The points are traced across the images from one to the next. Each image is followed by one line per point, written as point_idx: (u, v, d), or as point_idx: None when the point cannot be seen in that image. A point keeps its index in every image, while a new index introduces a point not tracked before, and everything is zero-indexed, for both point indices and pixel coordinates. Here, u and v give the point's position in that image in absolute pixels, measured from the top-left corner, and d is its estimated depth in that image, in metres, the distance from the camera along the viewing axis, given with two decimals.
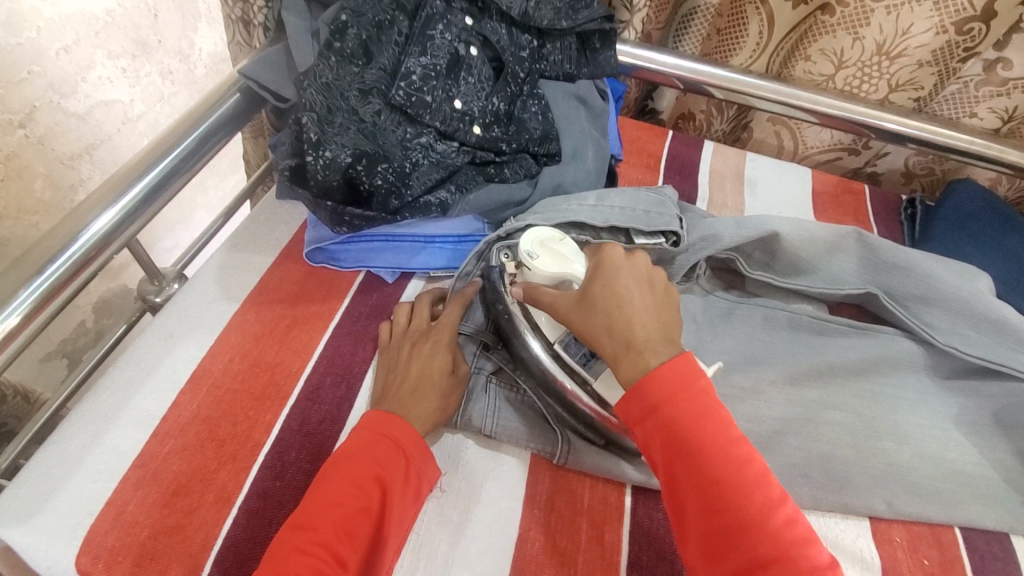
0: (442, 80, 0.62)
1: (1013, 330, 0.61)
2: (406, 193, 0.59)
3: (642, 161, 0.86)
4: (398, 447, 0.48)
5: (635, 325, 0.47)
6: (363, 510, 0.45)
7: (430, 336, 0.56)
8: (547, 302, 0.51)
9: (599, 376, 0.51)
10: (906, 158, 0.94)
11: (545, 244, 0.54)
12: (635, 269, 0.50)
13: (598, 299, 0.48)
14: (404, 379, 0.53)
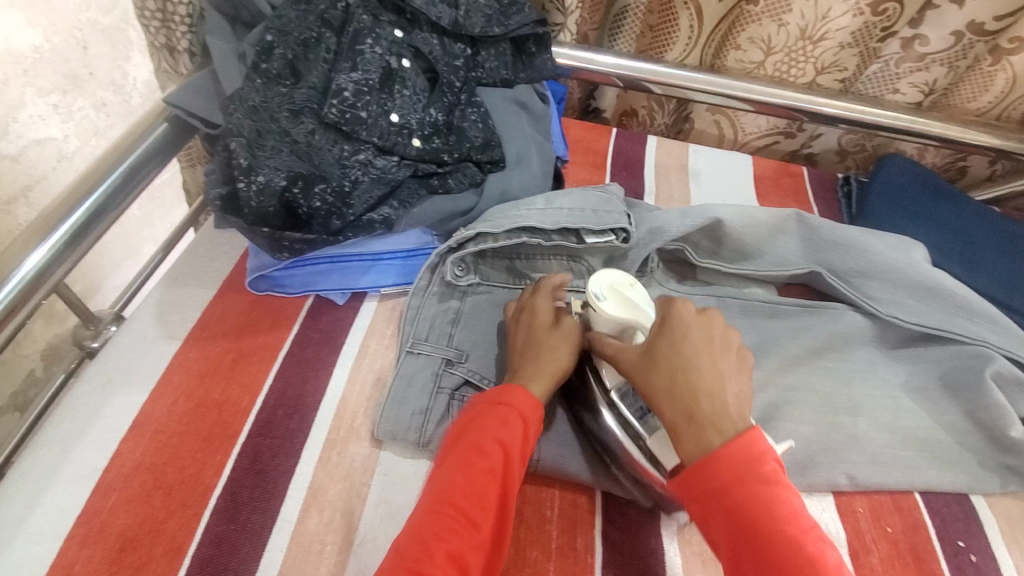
0: (376, 95, 0.61)
1: (947, 295, 0.64)
2: (347, 212, 0.58)
3: (588, 160, 0.87)
4: (517, 413, 0.48)
5: (702, 397, 0.45)
6: (488, 474, 0.45)
7: (532, 307, 0.56)
8: (611, 354, 0.50)
9: (655, 433, 0.48)
10: (840, 138, 0.97)
11: (615, 289, 0.53)
12: (707, 331, 0.50)
13: (664, 358, 0.47)
14: (510, 355, 0.54)
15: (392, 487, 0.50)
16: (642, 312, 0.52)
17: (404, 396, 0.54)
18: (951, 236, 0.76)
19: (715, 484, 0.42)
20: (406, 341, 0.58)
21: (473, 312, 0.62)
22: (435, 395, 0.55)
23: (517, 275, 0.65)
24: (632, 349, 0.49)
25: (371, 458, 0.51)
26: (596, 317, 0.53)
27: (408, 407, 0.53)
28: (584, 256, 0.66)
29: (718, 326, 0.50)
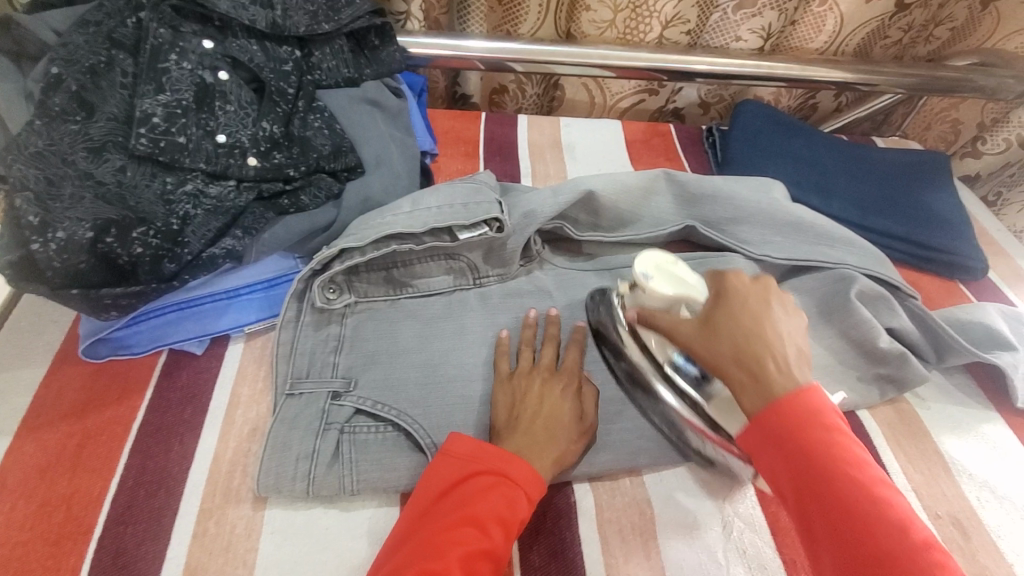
0: (193, 116, 0.55)
1: (806, 227, 0.67)
2: (182, 251, 0.51)
3: (460, 150, 0.84)
4: (520, 487, 0.45)
5: (766, 357, 0.43)
6: (483, 551, 0.40)
7: (560, 377, 0.54)
8: (664, 326, 0.50)
9: (712, 399, 0.50)
10: (699, 91, 1.00)
11: (662, 267, 0.53)
12: (763, 296, 0.47)
13: (728, 330, 0.45)
14: (534, 416, 0.50)
15: (283, 546, 0.45)
16: (690, 286, 0.51)
17: (286, 442, 0.49)
18: (805, 169, 0.81)
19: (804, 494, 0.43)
20: (285, 382, 0.53)
21: (356, 334, 0.58)
22: (321, 435, 0.50)
23: (396, 285, 0.61)
24: (690, 321, 0.48)
25: (255, 519, 0.46)
26: (643, 296, 0.54)
27: (292, 454, 0.48)
28: (462, 253, 0.63)
29: (776, 291, 0.48)
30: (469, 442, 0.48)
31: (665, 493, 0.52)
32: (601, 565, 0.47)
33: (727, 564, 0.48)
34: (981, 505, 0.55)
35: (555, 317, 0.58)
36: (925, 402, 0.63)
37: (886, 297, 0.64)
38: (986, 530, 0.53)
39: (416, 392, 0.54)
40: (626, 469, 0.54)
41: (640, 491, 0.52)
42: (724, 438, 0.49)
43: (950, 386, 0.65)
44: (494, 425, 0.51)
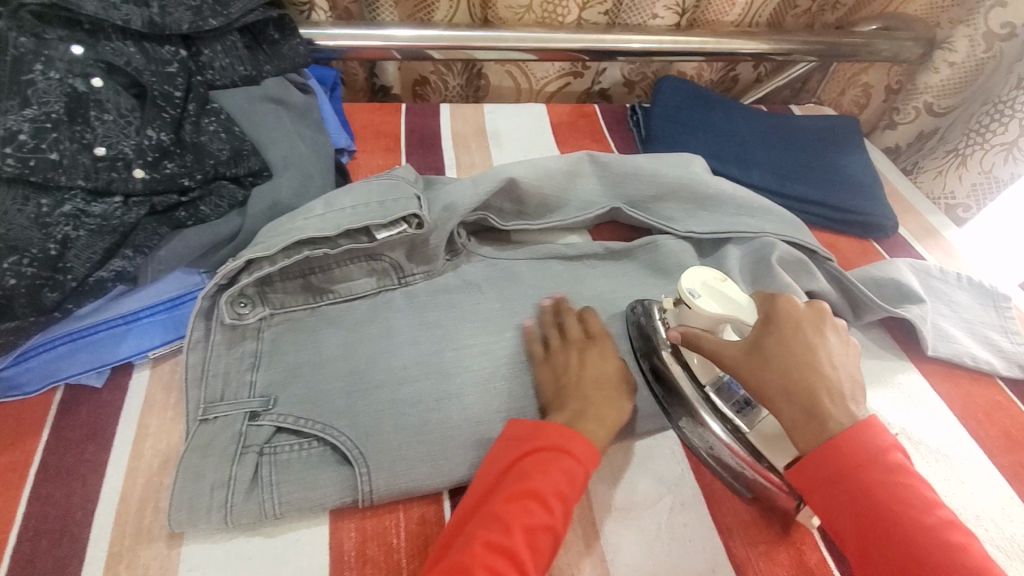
0: (66, 129, 0.51)
1: (728, 200, 0.69)
2: (65, 278, 0.48)
3: (380, 144, 0.81)
4: (580, 464, 0.46)
5: (822, 395, 0.45)
6: (545, 526, 0.43)
7: (594, 346, 0.55)
8: (709, 349, 0.49)
9: (755, 425, 0.49)
10: (622, 69, 1.00)
11: (710, 286, 0.50)
12: (810, 320, 0.48)
13: (780, 363, 0.46)
14: (577, 383, 0.52)
15: None
16: (740, 307, 0.49)
17: (199, 471, 0.46)
18: (725, 142, 0.82)
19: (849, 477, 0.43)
20: (197, 408, 0.50)
21: (274, 348, 0.55)
22: (239, 459, 0.47)
23: (315, 292, 0.58)
24: (738, 346, 0.48)
25: (170, 557, 0.43)
26: (687, 314, 0.51)
27: (207, 483, 0.46)
28: (384, 253, 0.60)
29: (828, 318, 0.49)
30: (534, 425, 0.48)
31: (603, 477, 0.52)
32: None
33: (665, 541, 0.48)
34: None
35: (567, 300, 0.60)
36: None
37: (805, 263, 0.65)
38: None
39: (341, 402, 0.52)
40: None
41: None
42: (765, 466, 0.48)
43: (868, 341, 0.67)
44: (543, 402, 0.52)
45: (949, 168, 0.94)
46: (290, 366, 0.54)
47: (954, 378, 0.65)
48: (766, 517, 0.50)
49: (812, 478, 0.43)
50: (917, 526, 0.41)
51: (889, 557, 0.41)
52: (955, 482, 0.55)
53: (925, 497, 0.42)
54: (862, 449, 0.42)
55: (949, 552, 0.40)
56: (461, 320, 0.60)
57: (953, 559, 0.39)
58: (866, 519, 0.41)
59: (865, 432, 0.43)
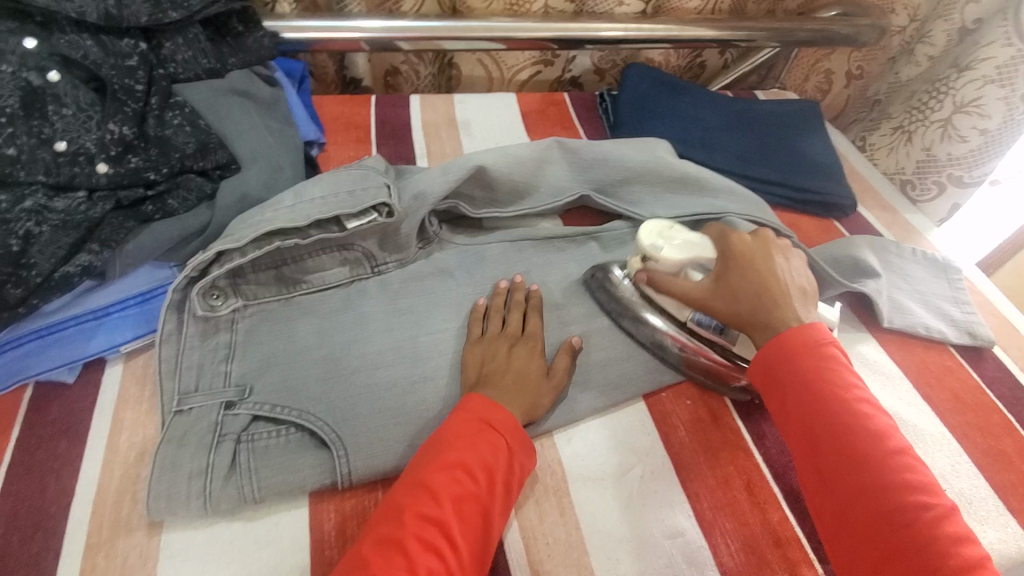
0: (23, 124, 0.50)
1: (693, 182, 0.70)
2: (29, 274, 0.47)
3: (350, 136, 0.81)
4: (502, 436, 0.46)
5: (774, 311, 0.51)
6: (471, 496, 0.43)
7: (526, 340, 0.56)
8: (678, 292, 0.56)
9: (737, 341, 0.57)
10: (592, 58, 1.02)
11: (666, 234, 0.58)
12: (765, 250, 0.56)
13: (739, 287, 0.53)
14: (504, 371, 0.53)
15: (185, 568, 0.43)
16: (699, 249, 0.57)
17: (176, 461, 0.46)
18: (691, 127, 0.84)
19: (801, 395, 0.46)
20: (171, 399, 0.50)
21: (248, 339, 0.56)
22: (215, 447, 0.48)
23: (288, 283, 0.59)
24: (705, 281, 0.56)
25: (150, 546, 0.44)
26: (657, 263, 0.58)
27: (184, 472, 0.46)
28: (356, 242, 0.61)
29: (776, 245, 0.57)
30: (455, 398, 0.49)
31: (577, 452, 0.54)
32: (517, 529, 0.48)
33: (636, 509, 0.50)
34: None
35: (521, 283, 0.60)
36: None
37: None
38: None
39: (317, 389, 0.53)
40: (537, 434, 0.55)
41: (551, 453, 0.53)
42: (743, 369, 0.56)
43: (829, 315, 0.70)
44: (464, 382, 0.53)
45: (899, 143, 1.01)
46: (265, 356, 0.54)
47: (909, 346, 0.68)
48: (731, 481, 0.52)
49: (766, 366, 0.49)
50: (855, 427, 0.44)
51: (823, 447, 0.45)
52: (910, 443, 0.58)
53: (873, 419, 0.45)
54: (811, 349, 0.48)
55: (880, 464, 0.43)
56: (436, 306, 0.61)
57: (883, 469, 0.42)
58: (806, 406, 0.46)
59: (820, 341, 0.48)
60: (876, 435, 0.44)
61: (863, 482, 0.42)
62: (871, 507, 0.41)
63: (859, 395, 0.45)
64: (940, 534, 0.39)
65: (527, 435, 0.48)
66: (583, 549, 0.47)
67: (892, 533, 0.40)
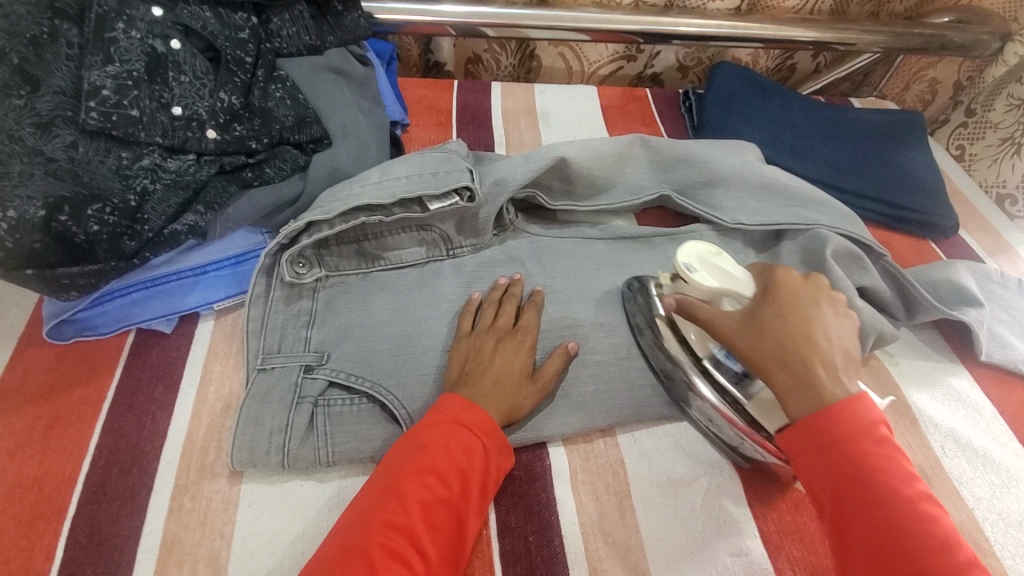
0: (145, 88, 0.53)
1: (782, 189, 0.67)
2: (142, 228, 0.50)
3: (431, 119, 0.82)
4: (478, 437, 0.46)
5: (815, 364, 0.43)
6: (441, 500, 0.42)
7: (515, 336, 0.54)
8: (705, 320, 0.49)
9: (753, 397, 0.49)
10: (677, 54, 0.98)
11: (705, 258, 0.51)
12: (813, 293, 0.47)
13: (772, 329, 0.45)
14: (485, 370, 0.51)
15: (261, 518, 0.46)
16: (736, 280, 0.49)
17: (259, 416, 0.49)
18: (780, 131, 0.81)
19: (826, 438, 0.40)
20: (256, 357, 0.53)
21: (328, 308, 0.58)
22: (295, 408, 0.50)
23: (368, 258, 0.61)
24: (733, 316, 0.48)
25: (232, 493, 0.46)
26: (685, 287, 0.52)
27: (266, 428, 0.48)
28: (434, 224, 0.62)
29: (825, 291, 0.48)
30: (439, 399, 0.48)
31: (639, 454, 0.53)
32: (576, 524, 0.48)
33: (699, 518, 0.48)
34: (945, 453, 0.56)
35: (519, 280, 0.59)
36: (894, 357, 0.64)
37: (859, 256, 0.63)
38: (948, 477, 0.55)
39: (389, 363, 0.54)
40: (600, 430, 0.54)
41: (613, 451, 0.53)
42: (762, 435, 0.49)
43: (918, 342, 0.66)
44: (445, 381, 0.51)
45: (1005, 156, 0.86)
46: (343, 326, 0.56)
47: (1007, 385, 0.63)
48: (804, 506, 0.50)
49: (806, 439, 0.41)
50: (906, 534, 0.36)
51: (851, 527, 0.38)
52: (1000, 488, 0.54)
53: (931, 514, 0.37)
54: (861, 430, 0.40)
55: (934, 561, 0.35)
56: None
57: (932, 562, 0.35)
58: (848, 512, 0.39)
59: (869, 421, 0.40)
60: (925, 522, 0.37)
61: (909, 569, 0.35)
62: None
63: (911, 485, 0.38)
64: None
65: (507, 440, 0.47)
66: (642, 552, 0.46)
67: None
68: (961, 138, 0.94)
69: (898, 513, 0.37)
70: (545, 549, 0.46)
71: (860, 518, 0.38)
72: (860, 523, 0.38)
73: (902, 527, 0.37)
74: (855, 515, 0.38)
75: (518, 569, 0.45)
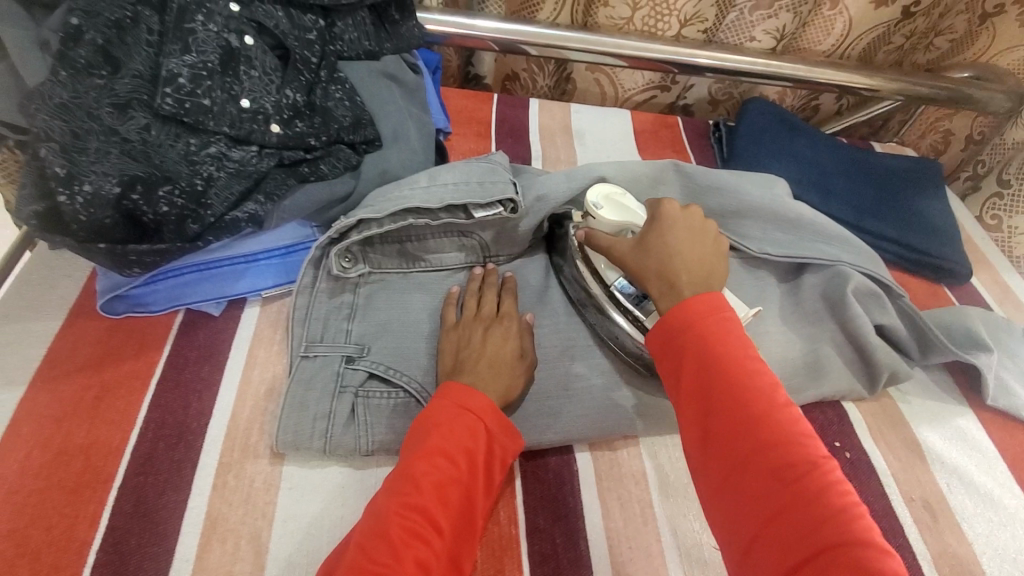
0: (218, 79, 0.55)
1: (808, 225, 0.69)
2: (205, 213, 0.52)
3: (472, 129, 0.85)
4: (481, 419, 0.47)
5: (683, 272, 0.49)
6: (452, 480, 0.44)
7: (500, 322, 0.56)
8: (605, 246, 0.55)
9: (651, 315, 0.54)
10: (709, 87, 1.02)
11: (610, 197, 0.59)
12: (691, 222, 0.53)
13: (653, 247, 0.51)
14: (477, 357, 0.52)
15: (300, 501, 0.47)
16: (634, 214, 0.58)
17: (303, 403, 0.51)
18: (806, 169, 0.84)
19: (679, 335, 0.45)
20: (300, 344, 0.55)
21: (369, 303, 0.60)
22: (337, 397, 0.52)
23: (410, 259, 0.62)
24: (628, 240, 0.54)
25: (273, 474, 0.48)
26: (596, 222, 0.59)
27: (309, 413, 0.50)
28: (476, 231, 0.64)
29: (700, 220, 0.54)
30: (439, 388, 0.49)
31: (662, 467, 0.55)
32: (601, 532, 0.49)
33: None
34: (951, 490, 0.59)
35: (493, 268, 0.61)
36: (906, 395, 0.67)
37: (879, 295, 0.66)
38: (953, 513, 0.57)
39: (427, 361, 0.56)
40: (625, 442, 0.56)
41: (638, 464, 0.55)
42: None
43: (929, 382, 0.68)
44: (440, 372, 0.53)
45: None
46: (388, 321, 0.58)
47: (1011, 430, 0.65)
48: None
49: (665, 334, 0.46)
50: (749, 406, 0.41)
51: (707, 404, 0.42)
52: (1002, 527, 0.56)
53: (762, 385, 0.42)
54: (711, 316, 0.45)
55: (768, 426, 0.40)
56: (539, 302, 0.63)
57: (773, 435, 0.39)
58: (701, 393, 0.43)
59: (715, 308, 0.45)
60: (763, 398, 0.41)
61: (752, 441, 0.40)
62: (756, 471, 0.39)
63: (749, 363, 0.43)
64: (826, 498, 0.36)
65: (515, 425, 0.49)
66: (663, 562, 0.48)
67: (777, 493, 0.38)
68: (995, 207, 0.97)
69: (738, 393, 0.41)
70: (572, 552, 0.48)
71: (708, 406, 0.42)
72: (711, 409, 0.42)
73: (741, 404, 0.41)
74: (706, 397, 0.42)
75: (545, 570, 0.47)
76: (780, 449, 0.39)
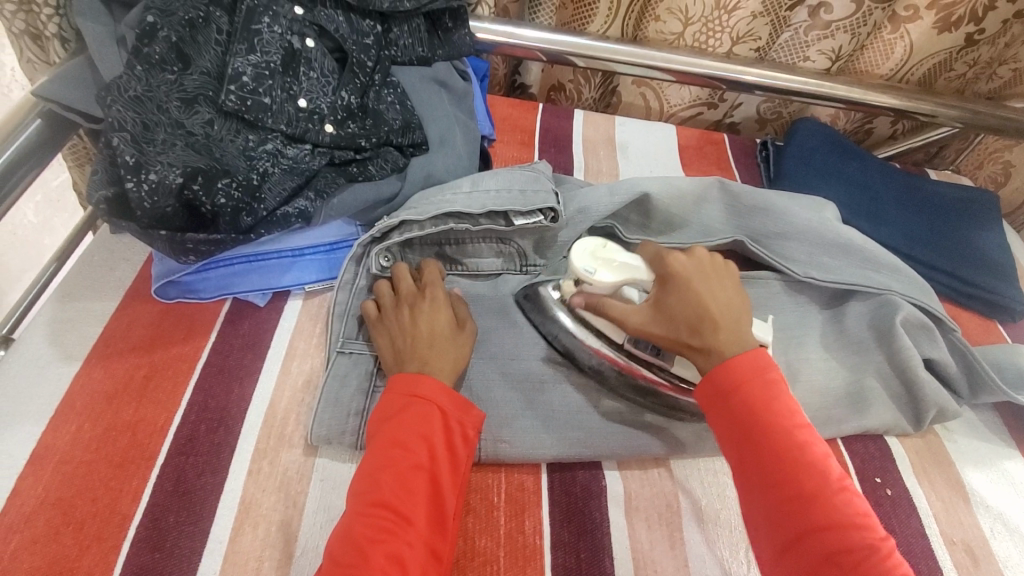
0: (279, 79, 0.57)
1: (856, 250, 0.67)
2: (258, 207, 0.54)
3: (516, 137, 0.86)
4: (433, 403, 0.47)
5: (715, 330, 0.48)
6: (415, 468, 0.44)
7: (426, 299, 0.55)
8: (617, 316, 0.53)
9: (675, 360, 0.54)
10: (758, 106, 1.00)
11: (599, 256, 0.54)
12: (703, 269, 0.52)
13: (677, 308, 0.50)
14: (414, 345, 0.51)
15: (331, 493, 0.48)
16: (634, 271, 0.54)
17: (338, 397, 0.52)
18: (857, 194, 0.81)
19: (727, 386, 0.46)
20: (337, 340, 0.56)
21: None
22: (371, 394, 0.53)
23: (448, 261, 0.63)
24: (642, 309, 0.52)
25: (306, 465, 0.49)
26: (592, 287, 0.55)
27: (344, 409, 0.51)
28: (514, 238, 0.64)
29: (711, 262, 0.53)
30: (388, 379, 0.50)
31: (692, 489, 0.53)
32: (627, 551, 0.49)
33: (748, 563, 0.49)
34: (993, 535, 0.56)
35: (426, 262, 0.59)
36: (952, 433, 0.63)
37: (929, 327, 0.63)
38: (996, 560, 0.54)
39: None
40: (655, 461, 0.55)
41: (668, 483, 0.54)
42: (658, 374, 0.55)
43: (977, 421, 0.65)
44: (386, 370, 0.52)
45: None
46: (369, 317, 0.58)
47: None
48: None
49: (712, 388, 0.46)
50: (803, 472, 0.42)
51: (755, 467, 0.43)
52: None
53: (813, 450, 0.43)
54: (757, 374, 0.46)
55: (824, 500, 0.41)
56: None
57: (823, 504, 0.41)
58: (751, 458, 0.44)
59: (759, 367, 0.46)
60: (813, 467, 0.42)
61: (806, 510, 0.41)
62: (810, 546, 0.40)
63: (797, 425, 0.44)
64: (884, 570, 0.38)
65: (473, 403, 0.49)
66: None
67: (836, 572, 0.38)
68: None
69: (795, 457, 0.42)
70: (596, 568, 0.47)
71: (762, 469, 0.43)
72: (769, 473, 0.42)
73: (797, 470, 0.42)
74: (757, 459, 0.43)
75: None
76: (830, 515, 0.40)
